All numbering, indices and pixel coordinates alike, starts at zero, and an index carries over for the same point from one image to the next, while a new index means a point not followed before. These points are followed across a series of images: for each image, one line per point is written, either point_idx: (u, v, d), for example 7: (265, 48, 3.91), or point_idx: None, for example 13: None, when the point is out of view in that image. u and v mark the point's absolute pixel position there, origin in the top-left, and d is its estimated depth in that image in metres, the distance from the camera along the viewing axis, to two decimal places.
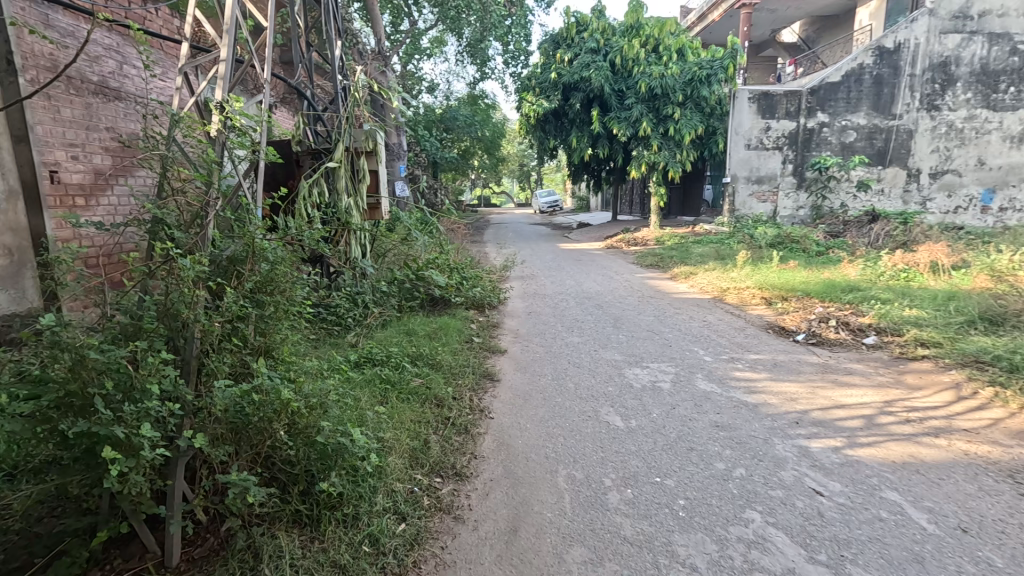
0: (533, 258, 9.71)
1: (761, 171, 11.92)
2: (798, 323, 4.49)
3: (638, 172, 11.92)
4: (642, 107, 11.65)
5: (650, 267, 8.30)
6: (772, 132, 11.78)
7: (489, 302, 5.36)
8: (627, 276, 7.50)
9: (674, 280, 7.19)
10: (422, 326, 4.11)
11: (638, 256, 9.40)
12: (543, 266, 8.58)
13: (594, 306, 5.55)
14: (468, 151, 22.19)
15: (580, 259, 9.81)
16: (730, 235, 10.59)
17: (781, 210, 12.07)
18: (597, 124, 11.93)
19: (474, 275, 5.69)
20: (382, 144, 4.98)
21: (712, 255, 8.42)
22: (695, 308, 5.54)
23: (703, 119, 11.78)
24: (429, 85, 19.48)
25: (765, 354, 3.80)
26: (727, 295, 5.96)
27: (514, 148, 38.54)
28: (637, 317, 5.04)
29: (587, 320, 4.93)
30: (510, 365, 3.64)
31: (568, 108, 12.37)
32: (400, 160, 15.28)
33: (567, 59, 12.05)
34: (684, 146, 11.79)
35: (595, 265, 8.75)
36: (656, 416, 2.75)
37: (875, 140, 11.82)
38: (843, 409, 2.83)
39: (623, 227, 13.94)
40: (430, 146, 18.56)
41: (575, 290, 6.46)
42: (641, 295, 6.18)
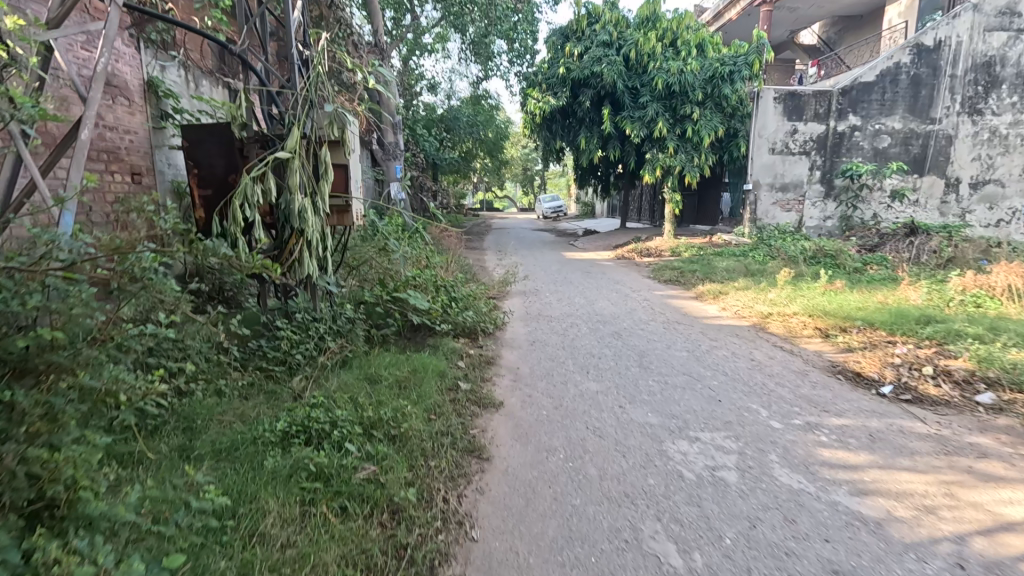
0: (537, 270, 8.75)
1: (786, 178, 10.97)
2: (878, 366, 3.51)
3: (652, 176, 11.01)
4: (658, 106, 10.70)
5: (669, 283, 7.33)
6: (799, 135, 10.82)
7: (483, 329, 4.40)
8: (644, 294, 6.53)
9: (700, 300, 6.20)
10: (393, 368, 3.14)
11: (653, 270, 8.43)
12: (549, 279, 7.61)
13: (612, 335, 4.57)
14: (470, 153, 21.30)
15: (589, 271, 8.85)
16: (753, 247, 9.63)
17: (807, 220, 11.10)
18: (608, 124, 11.00)
19: (466, 294, 4.71)
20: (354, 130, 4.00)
21: (738, 271, 7.44)
22: (733, 338, 4.57)
23: (723, 120, 10.83)
24: (429, 83, 18.60)
25: (852, 418, 2.82)
26: (770, 323, 4.96)
27: (518, 152, 37.66)
28: (666, 351, 4.07)
29: (605, 355, 3.96)
30: (506, 431, 2.66)
31: (576, 106, 11.43)
32: (397, 160, 14.39)
33: (576, 52, 11.10)
34: (702, 149, 10.85)
35: (606, 278, 7.78)
36: (730, 546, 1.76)
37: (910, 146, 10.85)
38: (1017, 534, 1.84)
39: (633, 235, 12.98)
40: (429, 146, 17.66)
41: (586, 311, 5.49)
42: (665, 318, 5.21)
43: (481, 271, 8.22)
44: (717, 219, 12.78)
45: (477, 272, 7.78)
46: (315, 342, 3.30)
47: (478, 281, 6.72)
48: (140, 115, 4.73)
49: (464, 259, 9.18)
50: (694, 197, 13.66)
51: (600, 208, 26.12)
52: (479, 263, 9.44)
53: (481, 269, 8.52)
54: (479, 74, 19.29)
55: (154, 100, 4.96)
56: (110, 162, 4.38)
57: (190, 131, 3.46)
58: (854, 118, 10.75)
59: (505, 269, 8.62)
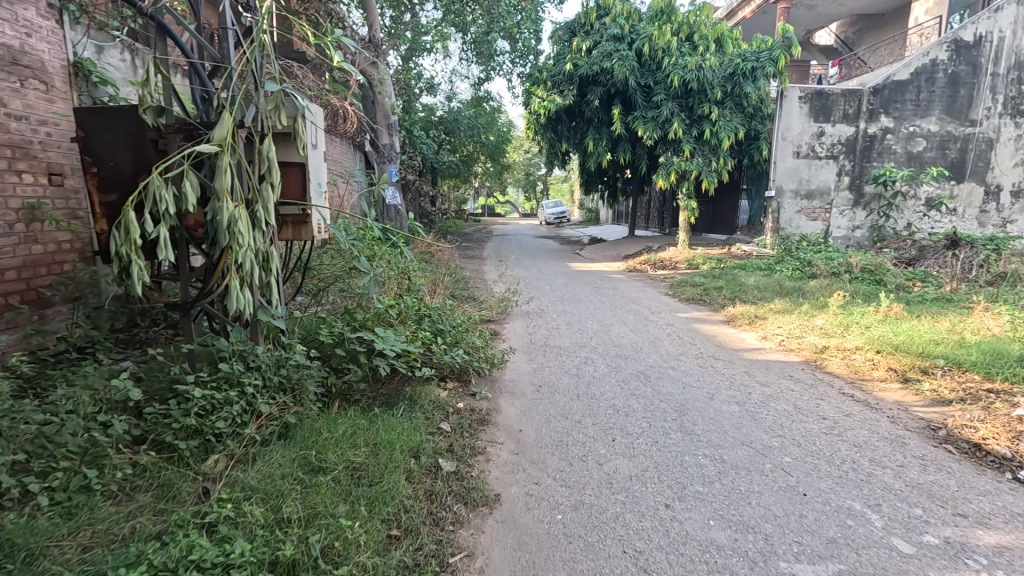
0: (541, 283, 7.88)
1: (812, 184, 10.12)
2: (1005, 437, 2.64)
3: (666, 182, 10.19)
4: (673, 105, 9.86)
5: (690, 303, 6.44)
6: (826, 137, 9.97)
7: (477, 369, 3.53)
8: (665, 317, 5.64)
9: (733, 325, 5.32)
10: (348, 446, 2.26)
11: (671, 286, 7.55)
12: (556, 295, 6.77)
13: (636, 375, 3.70)
14: (470, 157, 20.49)
15: (599, 285, 8.00)
16: (779, 260, 8.79)
17: (834, 230, 10.23)
18: (618, 125, 10.17)
19: (456, 324, 3.84)
20: (311, 122, 3.18)
21: (770, 289, 6.56)
22: (786, 380, 3.68)
23: (743, 121, 9.98)
24: (428, 84, 17.78)
25: (1007, 533, 1.94)
26: (829, 358, 4.07)
27: (520, 156, 36.97)
28: (709, 403, 3.19)
29: (631, 409, 3.09)
30: (502, 561, 1.78)
31: (584, 105, 10.60)
32: (393, 163, 13.59)
33: (584, 47, 10.26)
34: (720, 152, 10.02)
35: (619, 295, 6.91)
36: None
37: (947, 150, 9.97)
38: None
39: (644, 243, 12.11)
40: (427, 149, 16.86)
41: (600, 340, 4.61)
42: (696, 351, 4.33)
43: (478, 288, 7.36)
44: (735, 228, 11.92)
45: (474, 289, 6.94)
46: (245, 403, 2.42)
47: (474, 300, 5.86)
48: (63, 103, 3.89)
49: (460, 273, 8.32)
50: (709, 204, 12.83)
51: (605, 214, 25.36)
52: (478, 277, 8.58)
53: (478, 285, 7.67)
54: (480, 75, 18.49)
55: (83, 87, 4.12)
56: (20, 160, 3.52)
57: (86, 118, 2.62)
58: (886, 120, 9.89)
59: (505, 284, 7.76)
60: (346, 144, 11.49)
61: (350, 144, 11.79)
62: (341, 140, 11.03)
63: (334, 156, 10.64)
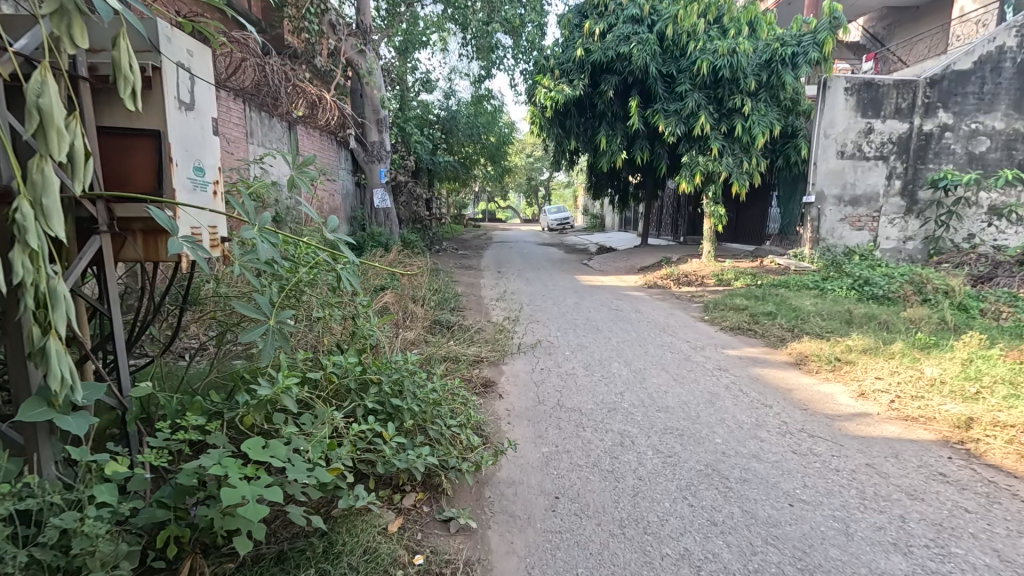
0: (548, 304, 6.56)
1: (857, 189, 8.82)
2: None
3: (690, 184, 8.90)
4: (699, 96, 8.56)
5: (736, 334, 5.10)
6: (875, 135, 8.69)
7: (455, 470, 2.19)
8: (713, 358, 4.30)
9: (808, 371, 3.98)
10: None
11: (706, 310, 6.21)
12: (569, 322, 5.44)
13: (703, 474, 2.38)
14: (469, 159, 19.22)
15: (618, 305, 6.67)
16: (827, 278, 7.48)
17: (882, 241, 8.92)
18: (635, 119, 8.88)
19: (428, 386, 2.51)
20: (165, 60, 1.86)
21: (836, 318, 5.22)
22: (940, 484, 2.35)
23: (780, 115, 8.68)
24: (424, 80, 16.56)
25: None
26: (983, 441, 2.73)
27: (522, 160, 35.73)
28: (850, 551, 1.85)
29: (719, 569, 1.76)
30: None
31: (597, 97, 9.33)
32: (383, 162, 12.34)
33: (597, 31, 8.98)
34: (753, 152, 8.72)
35: (645, 323, 5.57)
36: None
37: (1014, 151, 8.64)
38: None
39: (661, 254, 10.80)
40: (422, 150, 15.62)
41: (635, 399, 3.28)
42: (777, 421, 2.99)
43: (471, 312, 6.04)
44: (765, 238, 10.61)
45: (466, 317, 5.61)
46: None
47: (464, 333, 4.53)
48: None
49: (452, 292, 7.01)
50: (734, 211, 11.51)
51: (611, 221, 24.08)
52: (472, 295, 7.28)
53: (471, 309, 6.34)
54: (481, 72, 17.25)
55: None
56: None
57: None
58: (945, 115, 8.59)
59: (505, 306, 6.44)
60: (327, 138, 10.25)
61: (332, 139, 10.54)
62: (320, 134, 9.79)
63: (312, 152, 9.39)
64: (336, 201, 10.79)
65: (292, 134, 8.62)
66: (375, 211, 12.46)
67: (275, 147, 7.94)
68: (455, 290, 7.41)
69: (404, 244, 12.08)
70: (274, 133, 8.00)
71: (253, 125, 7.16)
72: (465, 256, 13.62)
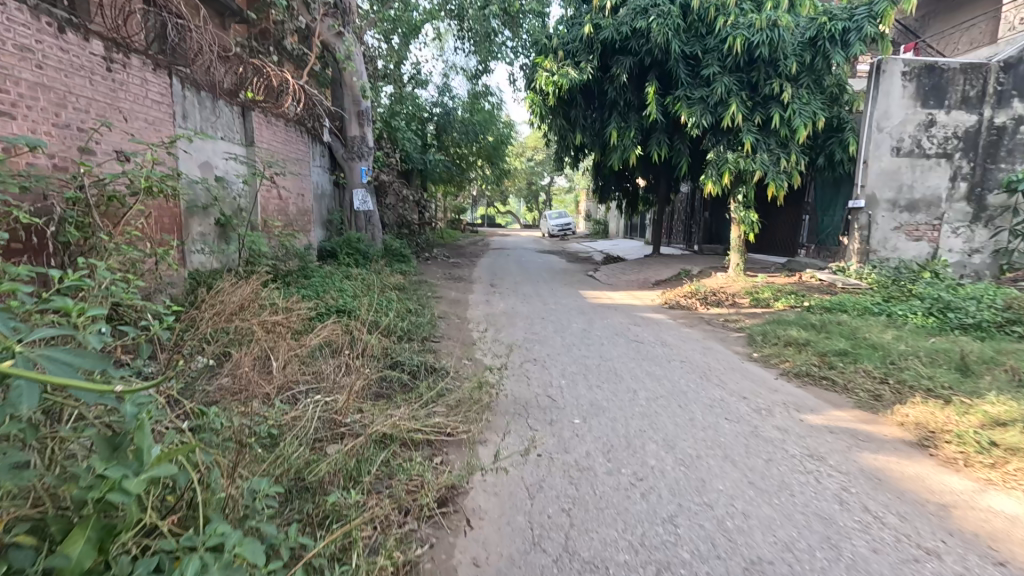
0: (549, 333, 5.19)
1: (916, 191, 7.44)
2: None
3: (715, 185, 7.58)
4: (730, 80, 7.21)
5: (807, 387, 3.70)
6: (937, 128, 7.32)
7: None
8: (793, 432, 2.92)
9: (945, 463, 2.57)
10: None
11: (753, 344, 4.82)
12: (578, 363, 4.08)
13: None
14: (465, 159, 17.94)
15: (637, 333, 5.29)
16: (888, 300, 6.14)
17: (944, 254, 7.53)
18: (653, 108, 7.56)
19: None
20: None
21: (941, 364, 3.83)
22: None
23: (825, 104, 7.34)
24: (415, 73, 15.25)
25: None
26: None
27: (523, 164, 34.52)
28: None
29: None
30: None
31: (608, 82, 8.00)
32: (365, 160, 11.02)
33: (609, 4, 7.66)
34: (792, 148, 7.39)
35: (678, 364, 4.18)
36: None
37: None
38: None
39: (678, 265, 9.46)
40: (412, 148, 14.33)
41: (700, 539, 1.91)
42: None
43: (449, 347, 4.67)
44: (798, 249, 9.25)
45: (440, 356, 4.24)
46: None
47: (428, 391, 3.17)
48: None
49: (429, 316, 5.64)
50: (763, 218, 10.18)
51: (615, 227, 22.76)
52: (456, 319, 5.92)
53: (451, 340, 4.96)
54: (478, 65, 15.94)
55: None
56: None
57: None
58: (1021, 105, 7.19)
59: (494, 337, 5.04)
60: (296, 129, 8.91)
61: (302, 130, 9.21)
62: (285, 124, 8.45)
63: (275, 144, 8.06)
64: (307, 202, 9.47)
65: (247, 121, 7.30)
66: (355, 214, 11.15)
67: (222, 134, 6.61)
68: (435, 312, 6.05)
69: (387, 251, 10.75)
70: (223, 118, 6.66)
71: (188, 107, 5.82)
72: (456, 264, 12.26)
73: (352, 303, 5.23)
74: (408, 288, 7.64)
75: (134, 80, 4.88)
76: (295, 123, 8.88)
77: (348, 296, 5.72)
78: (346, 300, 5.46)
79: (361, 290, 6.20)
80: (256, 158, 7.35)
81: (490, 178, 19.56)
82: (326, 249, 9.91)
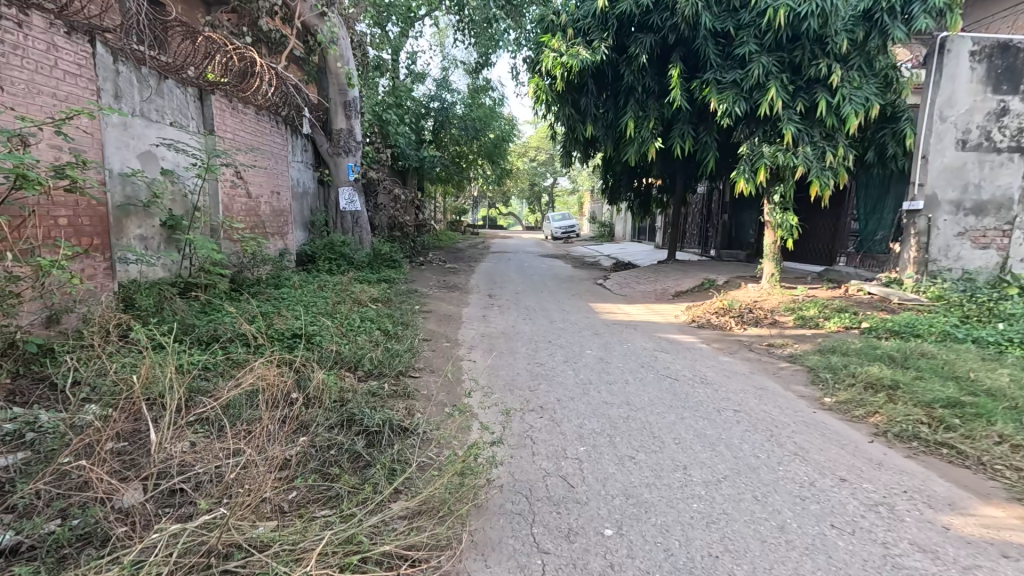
0: (557, 365, 4.15)
1: (984, 192, 6.36)
2: None
3: (749, 184, 6.54)
4: (769, 60, 6.15)
5: (923, 461, 2.63)
6: (1010, 117, 6.25)
7: None
8: (948, 556, 1.87)
9: None
10: None
11: (819, 385, 3.75)
12: (596, 417, 3.06)
13: None
14: (464, 158, 16.95)
15: (668, 366, 4.23)
16: (966, 323, 5.09)
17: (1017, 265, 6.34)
18: (677, 92, 6.53)
19: None
20: None
21: None
22: None
23: (880, 89, 6.28)
24: (410, 64, 14.23)
25: None
26: None
27: (525, 164, 33.55)
28: None
29: None
30: None
31: (625, 64, 7.00)
32: (352, 156, 10.01)
33: None
34: (841, 140, 6.34)
35: (733, 419, 3.13)
36: None
37: None
38: None
39: (701, 274, 8.43)
40: (406, 144, 13.32)
41: None
42: None
43: (430, 388, 3.62)
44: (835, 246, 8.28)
45: (415, 406, 3.20)
46: None
47: (371, 489, 2.16)
48: None
49: (410, 342, 4.59)
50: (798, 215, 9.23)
51: (621, 230, 21.80)
52: (443, 344, 4.86)
53: (433, 376, 3.91)
54: (478, 58, 14.90)
55: None
56: None
57: None
58: None
59: (489, 373, 4.00)
60: (270, 120, 7.91)
61: (277, 121, 8.21)
62: (256, 112, 7.45)
63: (244, 135, 7.08)
64: (284, 201, 8.48)
65: (205, 107, 6.30)
66: (341, 215, 10.16)
67: (171, 120, 5.65)
68: (418, 334, 5.03)
69: (376, 256, 9.75)
70: (172, 102, 5.70)
71: (121, 83, 4.87)
72: (452, 271, 11.23)
73: (313, 327, 4.23)
74: (392, 303, 6.59)
75: (36, 44, 3.86)
76: (269, 112, 7.88)
77: (311, 316, 4.69)
78: (307, 322, 4.43)
79: (331, 308, 5.16)
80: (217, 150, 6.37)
81: (491, 178, 18.51)
82: (306, 253, 8.92)
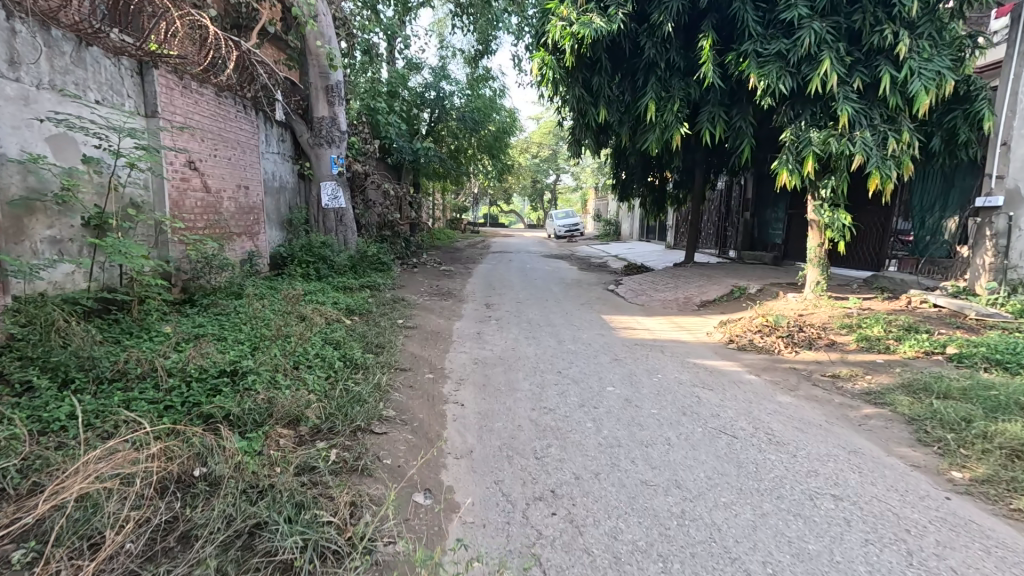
0: (571, 412, 3.13)
1: None
2: None
3: (795, 177, 5.50)
4: (823, 26, 5.10)
5: None
6: None
7: None
8: None
9: None
10: None
11: (935, 448, 2.72)
12: (637, 520, 2.04)
13: None
14: (462, 152, 15.88)
15: (717, 412, 3.20)
16: None
17: None
18: (709, 66, 5.49)
19: None
20: None
21: None
22: None
23: (957, 62, 5.22)
24: (404, 50, 13.14)
25: None
26: None
27: (528, 160, 32.43)
28: None
29: None
30: None
31: (646, 35, 5.98)
32: (335, 147, 8.97)
33: None
34: (907, 123, 5.28)
35: (837, 516, 2.10)
36: None
37: None
38: None
39: (728, 280, 7.39)
40: (399, 136, 12.26)
41: None
42: None
43: (397, 455, 2.60)
44: (860, 240, 7.59)
45: (367, 495, 2.17)
46: None
47: None
48: None
49: (380, 377, 3.57)
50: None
51: (629, 229, 20.70)
52: (423, 376, 3.84)
53: (404, 431, 2.88)
54: (477, 44, 13.86)
55: None
56: None
57: None
58: None
59: (480, 425, 2.97)
60: (234, 103, 6.89)
61: (244, 106, 7.19)
62: (215, 93, 6.43)
63: (199, 119, 6.06)
64: (254, 197, 7.47)
65: (146, 83, 5.27)
66: (324, 213, 9.14)
67: (100, 97, 4.67)
68: (394, 364, 4.00)
69: (361, 259, 8.73)
70: (101, 74, 4.69)
71: (18, 46, 3.87)
72: (447, 274, 10.21)
73: (249, 362, 3.22)
74: (370, 317, 5.56)
75: None
76: (232, 94, 6.86)
77: (255, 344, 3.67)
78: (245, 353, 3.41)
79: (287, 329, 4.14)
80: (161, 136, 5.36)
81: (491, 174, 17.47)
82: (281, 255, 7.93)
